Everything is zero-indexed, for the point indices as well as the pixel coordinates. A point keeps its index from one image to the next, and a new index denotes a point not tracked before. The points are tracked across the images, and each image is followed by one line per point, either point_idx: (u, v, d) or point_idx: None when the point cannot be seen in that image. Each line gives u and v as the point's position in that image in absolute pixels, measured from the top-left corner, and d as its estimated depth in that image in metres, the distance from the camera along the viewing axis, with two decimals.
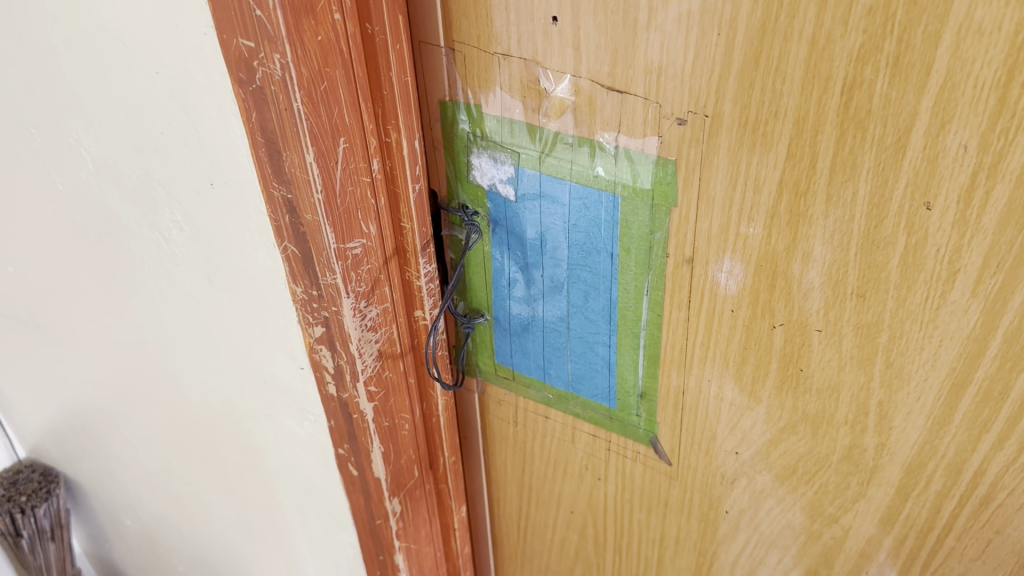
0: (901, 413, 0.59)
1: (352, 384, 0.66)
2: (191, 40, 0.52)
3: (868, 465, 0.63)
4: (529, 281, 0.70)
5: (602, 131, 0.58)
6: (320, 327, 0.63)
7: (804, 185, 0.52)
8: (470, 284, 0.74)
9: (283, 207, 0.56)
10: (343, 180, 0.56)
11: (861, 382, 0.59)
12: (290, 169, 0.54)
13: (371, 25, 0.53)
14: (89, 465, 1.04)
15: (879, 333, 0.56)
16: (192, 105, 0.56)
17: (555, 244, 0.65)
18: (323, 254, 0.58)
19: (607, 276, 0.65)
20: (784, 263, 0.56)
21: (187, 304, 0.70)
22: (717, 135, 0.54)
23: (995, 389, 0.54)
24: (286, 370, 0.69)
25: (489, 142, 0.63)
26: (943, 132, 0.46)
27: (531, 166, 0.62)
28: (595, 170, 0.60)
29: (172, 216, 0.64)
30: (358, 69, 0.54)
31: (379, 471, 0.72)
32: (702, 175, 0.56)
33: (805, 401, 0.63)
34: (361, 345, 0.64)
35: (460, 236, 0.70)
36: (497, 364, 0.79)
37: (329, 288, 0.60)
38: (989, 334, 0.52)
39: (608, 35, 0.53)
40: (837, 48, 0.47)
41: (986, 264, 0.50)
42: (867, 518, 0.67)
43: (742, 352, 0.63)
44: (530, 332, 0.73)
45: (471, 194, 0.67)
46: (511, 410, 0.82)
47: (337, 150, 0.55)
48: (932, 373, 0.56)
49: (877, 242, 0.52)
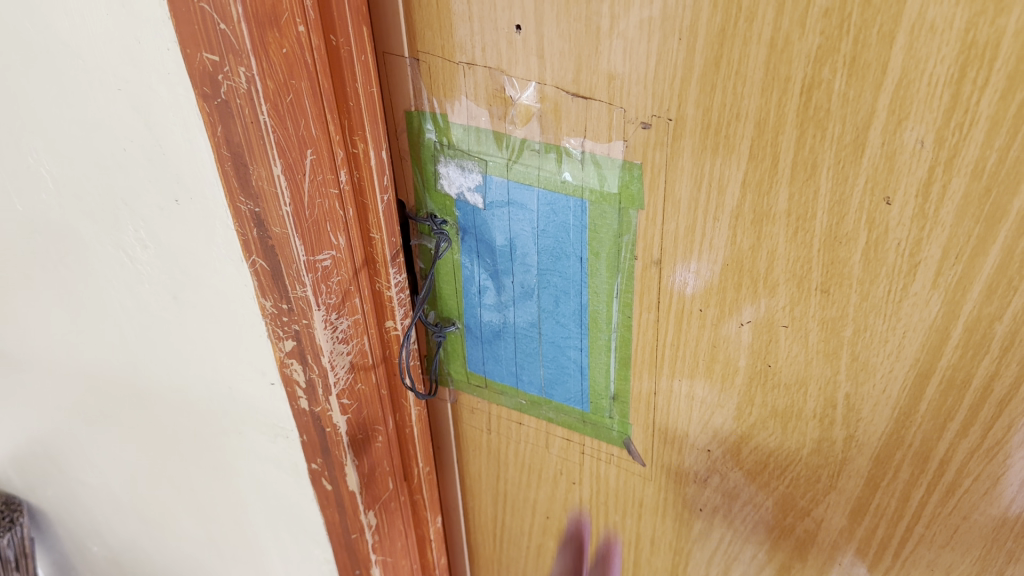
0: (868, 405, 0.60)
1: (324, 398, 0.64)
2: (154, 56, 0.52)
3: (837, 456, 0.65)
4: (500, 288, 0.70)
5: (568, 137, 0.59)
6: (291, 340, 0.62)
7: (768, 183, 0.53)
8: (440, 293, 0.74)
9: (250, 221, 0.56)
10: (310, 192, 0.56)
11: (828, 376, 0.60)
12: (257, 182, 0.54)
13: (335, 36, 0.53)
14: (53, 492, 1.03)
15: (843, 328, 0.57)
16: (156, 120, 0.55)
17: (526, 249, 0.66)
18: (292, 267, 0.57)
19: (577, 280, 0.65)
20: (750, 262, 0.57)
21: (151, 323, 0.69)
22: (681, 138, 0.54)
23: (958, 377, 0.56)
24: (255, 387, 0.68)
25: (456, 150, 0.64)
26: (901, 129, 0.48)
27: (498, 174, 0.63)
28: (562, 175, 0.60)
29: (137, 234, 0.63)
30: (323, 80, 0.54)
31: (353, 484, 0.71)
32: (667, 177, 0.57)
33: (775, 396, 0.64)
34: (332, 357, 0.62)
35: (430, 245, 0.70)
36: (469, 372, 0.79)
37: (299, 301, 0.59)
38: (950, 323, 0.53)
39: (572, 42, 0.54)
40: (795, 50, 0.48)
41: (946, 257, 0.51)
42: (838, 511, 0.68)
43: (711, 351, 0.64)
44: (502, 339, 0.74)
45: (439, 203, 0.67)
46: (485, 418, 0.82)
47: (304, 162, 0.55)
48: (897, 364, 0.57)
49: (839, 237, 0.53)
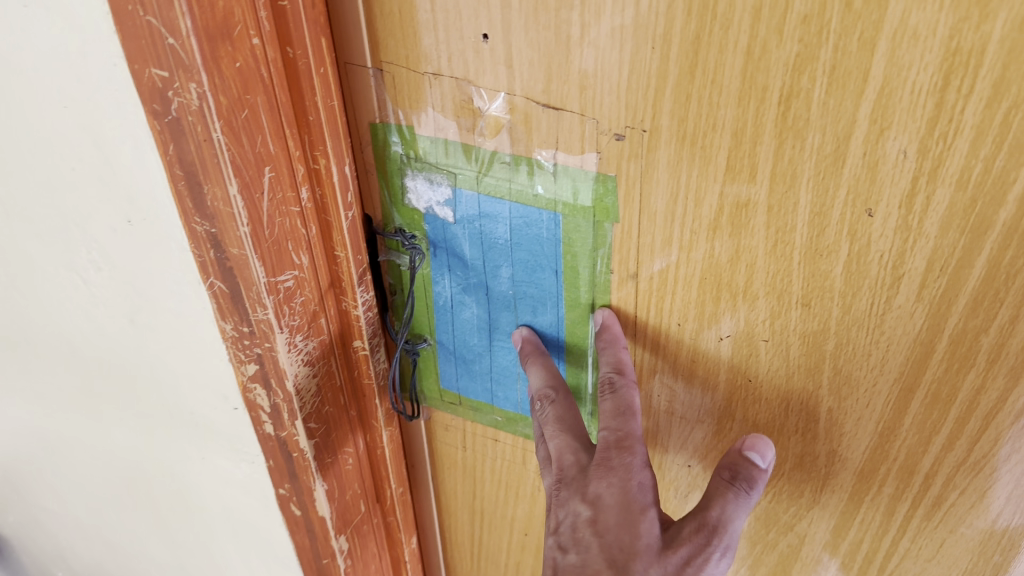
0: (851, 420, 0.59)
1: (290, 422, 0.62)
2: (101, 71, 0.49)
3: (821, 471, 0.63)
4: (473, 300, 0.68)
5: (540, 149, 0.56)
6: (253, 364, 0.59)
7: (746, 196, 0.51)
8: (411, 309, 0.71)
9: (207, 242, 0.53)
10: (270, 211, 0.53)
11: (811, 390, 0.59)
12: (212, 203, 0.51)
13: (292, 48, 0.51)
14: (15, 517, 0.99)
15: (824, 342, 0.56)
16: (105, 138, 0.52)
17: (499, 260, 0.64)
18: (252, 289, 0.55)
19: (553, 292, 0.64)
20: (729, 275, 0.56)
21: (108, 347, 0.67)
22: (656, 149, 0.52)
23: (942, 391, 0.54)
24: (218, 411, 0.65)
25: (424, 163, 0.61)
26: (883, 138, 0.46)
27: (469, 186, 0.60)
28: (534, 188, 0.58)
29: (90, 256, 0.60)
30: (280, 93, 0.51)
31: (323, 509, 0.69)
32: (643, 190, 0.55)
33: (755, 410, 0.63)
34: (297, 381, 0.60)
35: (400, 261, 0.68)
36: (442, 389, 0.76)
37: (261, 324, 0.56)
38: (934, 337, 0.52)
39: (542, 51, 0.51)
40: (773, 58, 0.45)
41: (930, 268, 0.49)
42: (821, 525, 0.67)
43: (690, 365, 0.62)
44: (476, 355, 0.72)
45: (407, 217, 0.65)
46: (459, 435, 0.80)
47: (263, 180, 0.52)
48: (881, 377, 0.56)
49: (820, 249, 0.51)
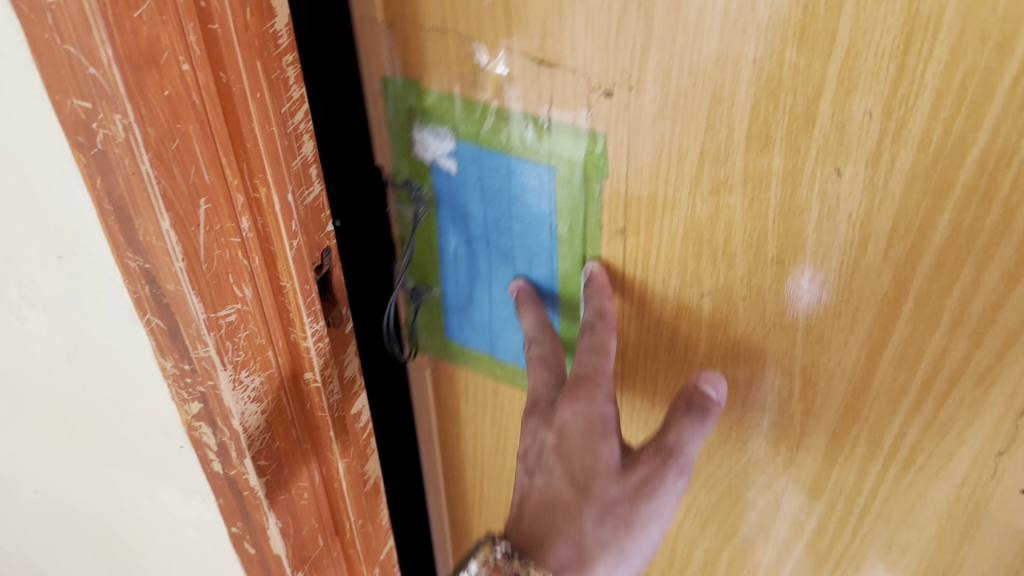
0: (824, 377, 0.58)
1: (239, 461, 0.59)
2: (23, 101, 0.46)
3: (796, 431, 0.62)
4: (472, 252, 0.67)
5: (536, 103, 0.55)
6: (197, 402, 0.56)
7: (724, 154, 0.50)
8: (414, 257, 0.71)
9: (140, 278, 0.51)
10: (206, 244, 0.51)
11: (785, 347, 0.58)
12: (144, 238, 0.49)
13: (225, 72, 0.48)
14: None
15: (798, 302, 0.54)
16: (30, 172, 0.49)
17: (496, 209, 0.62)
18: (191, 326, 0.52)
19: (548, 249, 0.62)
20: (708, 230, 0.54)
21: (45, 386, 0.63)
22: (641, 105, 0.51)
23: (911, 349, 0.53)
24: (163, 450, 0.62)
25: (429, 115, 0.60)
26: (850, 100, 0.44)
27: (468, 140, 0.59)
28: (528, 141, 0.57)
29: (22, 293, 0.57)
30: (215, 121, 0.48)
31: (277, 548, 0.66)
32: (630, 143, 0.53)
33: (735, 367, 0.61)
34: (244, 418, 0.57)
35: (408, 211, 0.67)
36: (448, 340, 0.76)
37: (202, 361, 0.54)
38: (901, 296, 0.50)
39: (537, 7, 0.50)
40: (749, 17, 0.44)
41: (896, 229, 0.48)
42: (796, 487, 0.66)
43: (674, 321, 0.61)
44: (479, 305, 0.71)
45: (414, 168, 0.64)
46: (463, 387, 0.79)
47: (198, 212, 0.49)
48: (851, 337, 0.54)
49: (792, 208, 0.50)
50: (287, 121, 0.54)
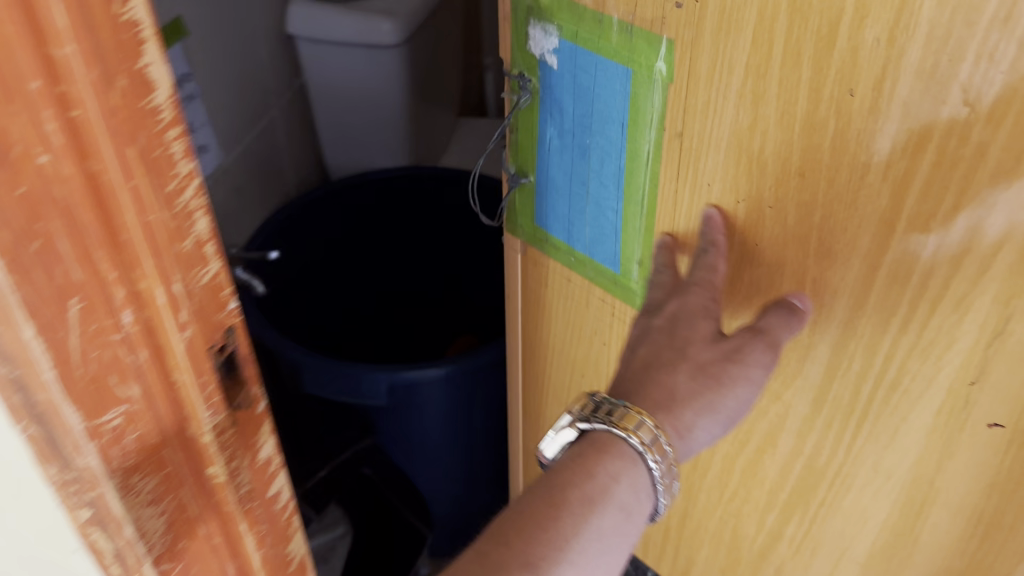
0: (830, 292, 0.54)
1: (136, 568, 0.54)
2: None
3: (790, 365, 0.61)
4: (562, 153, 0.65)
5: (620, 12, 0.54)
6: (87, 510, 0.50)
7: (761, 81, 0.49)
8: (516, 141, 0.69)
9: (7, 388, 0.42)
10: (83, 347, 0.43)
11: (799, 259, 0.54)
12: (4, 346, 0.40)
13: (96, 160, 0.38)
14: None
15: (812, 211, 0.52)
16: None
17: (585, 106, 0.60)
18: (70, 436, 0.45)
19: (619, 148, 0.60)
20: (748, 141, 0.52)
21: None
22: (704, 18, 0.50)
23: (903, 271, 0.50)
24: (56, 555, 0.54)
25: (542, 13, 0.59)
26: (861, 28, 0.43)
27: (568, 39, 0.58)
28: (610, 41, 0.56)
29: None
30: (85, 210, 0.39)
31: None
32: (693, 59, 0.52)
33: (757, 271, 0.58)
34: (138, 524, 0.52)
35: (518, 100, 0.65)
36: (535, 228, 0.74)
37: (86, 471, 0.48)
38: (895, 217, 0.48)
39: None
40: None
41: (900, 150, 0.46)
42: (802, 396, 0.62)
43: (717, 221, 0.57)
44: (558, 193, 0.68)
45: (526, 62, 0.63)
46: (546, 274, 0.77)
47: (70, 313, 0.41)
48: (854, 254, 0.51)
49: (814, 123, 0.48)
50: (175, 202, 0.44)
